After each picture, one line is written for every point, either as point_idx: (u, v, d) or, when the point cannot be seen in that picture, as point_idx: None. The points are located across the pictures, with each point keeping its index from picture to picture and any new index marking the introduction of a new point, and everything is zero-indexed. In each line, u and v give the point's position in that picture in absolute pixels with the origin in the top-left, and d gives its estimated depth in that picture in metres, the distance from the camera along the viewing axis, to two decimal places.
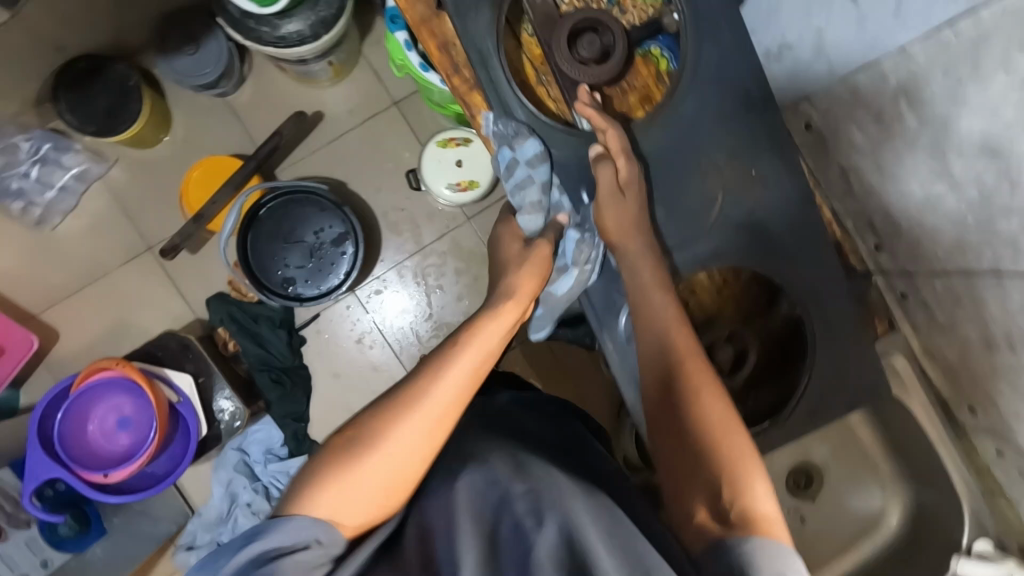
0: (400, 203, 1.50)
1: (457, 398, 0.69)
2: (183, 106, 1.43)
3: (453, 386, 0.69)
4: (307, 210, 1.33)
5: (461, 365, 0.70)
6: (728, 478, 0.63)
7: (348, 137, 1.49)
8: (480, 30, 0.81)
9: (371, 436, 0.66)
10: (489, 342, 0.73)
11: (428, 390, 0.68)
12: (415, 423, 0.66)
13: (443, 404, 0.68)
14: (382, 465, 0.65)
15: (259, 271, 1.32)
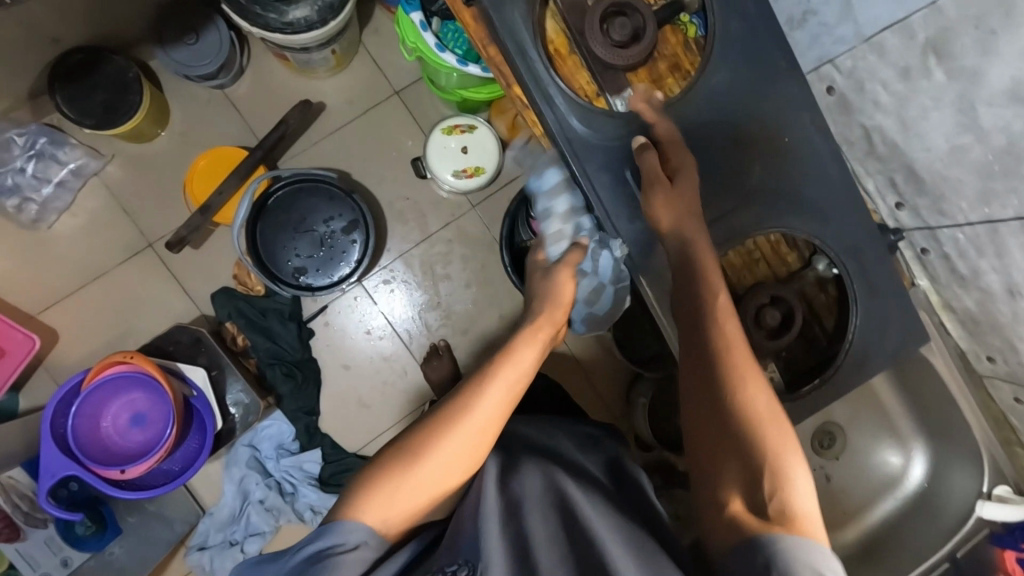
0: (406, 191, 1.50)
1: (500, 412, 0.71)
2: (182, 99, 1.41)
3: (497, 404, 0.71)
4: (316, 199, 1.32)
5: (507, 385, 0.73)
6: (770, 467, 0.59)
7: (351, 127, 1.49)
8: (515, 18, 0.81)
9: (422, 446, 0.67)
10: (523, 368, 0.75)
11: (474, 406, 0.70)
12: (462, 437, 0.68)
13: (488, 421, 0.70)
14: (432, 476, 0.66)
15: (269, 262, 1.31)
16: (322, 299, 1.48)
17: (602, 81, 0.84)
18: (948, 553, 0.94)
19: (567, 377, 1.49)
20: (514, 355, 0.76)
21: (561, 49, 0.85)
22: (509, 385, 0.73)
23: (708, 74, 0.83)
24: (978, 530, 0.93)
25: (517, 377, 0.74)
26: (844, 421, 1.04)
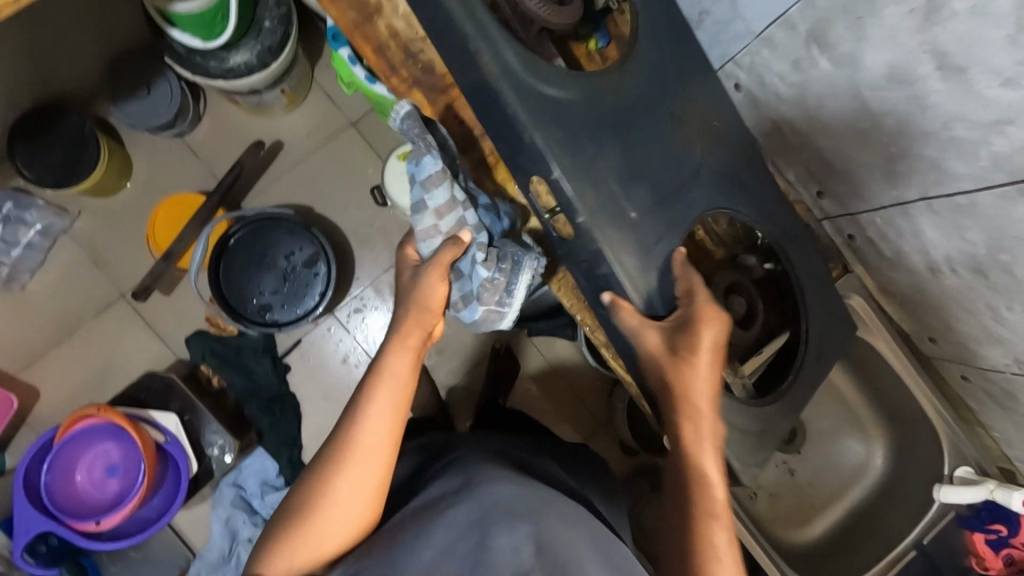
0: (369, 220, 1.52)
1: (386, 432, 0.68)
2: (142, 151, 1.45)
3: (369, 427, 0.67)
4: (276, 236, 1.34)
5: (377, 401, 0.68)
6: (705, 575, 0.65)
7: (310, 161, 1.51)
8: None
9: (304, 500, 0.65)
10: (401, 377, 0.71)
11: (345, 440, 0.66)
12: (341, 478, 0.65)
13: (365, 448, 0.66)
14: (320, 527, 0.63)
15: (234, 301, 1.32)
16: (297, 332, 1.49)
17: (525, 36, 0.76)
18: (914, 540, 0.92)
19: (546, 389, 1.49)
20: (385, 364, 0.71)
21: None
22: (381, 400, 0.68)
23: (643, 56, 0.78)
24: (942, 513, 0.91)
25: (387, 388, 0.69)
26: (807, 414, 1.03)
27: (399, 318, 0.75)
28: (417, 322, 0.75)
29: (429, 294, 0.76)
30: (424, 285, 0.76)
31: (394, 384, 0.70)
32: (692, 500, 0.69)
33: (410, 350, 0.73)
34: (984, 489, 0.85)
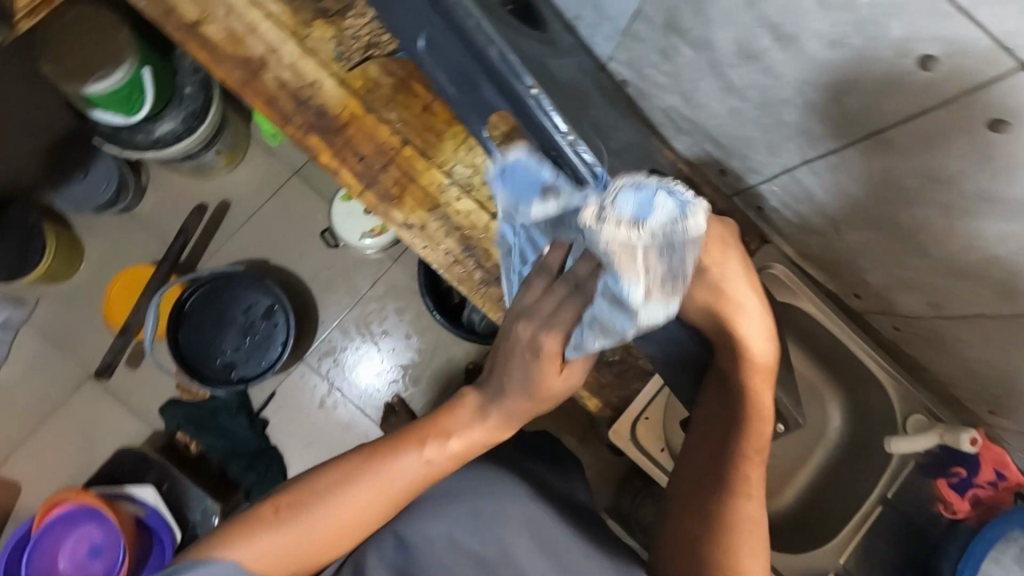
0: (326, 262, 1.53)
1: (412, 480, 0.63)
2: (91, 231, 1.46)
3: (404, 484, 0.63)
4: (231, 293, 1.35)
5: (430, 470, 0.63)
6: (731, 532, 0.60)
7: (259, 215, 1.52)
8: None
9: (295, 500, 0.61)
10: (460, 429, 0.65)
11: (372, 471, 0.62)
12: (346, 503, 0.61)
13: (385, 495, 0.62)
14: (297, 537, 0.59)
15: (199, 364, 1.33)
16: (270, 385, 1.49)
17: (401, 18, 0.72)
18: (879, 495, 0.83)
19: None
20: (457, 434, 0.65)
21: (357, 111, 0.75)
22: (429, 469, 0.63)
23: None
24: (903, 464, 0.84)
25: (442, 465, 0.64)
26: None
27: (492, 380, 0.65)
28: (502, 413, 0.65)
29: (514, 394, 0.63)
30: (535, 366, 0.60)
31: (448, 466, 0.64)
32: (732, 449, 0.63)
33: (487, 434, 0.65)
34: (933, 435, 0.78)
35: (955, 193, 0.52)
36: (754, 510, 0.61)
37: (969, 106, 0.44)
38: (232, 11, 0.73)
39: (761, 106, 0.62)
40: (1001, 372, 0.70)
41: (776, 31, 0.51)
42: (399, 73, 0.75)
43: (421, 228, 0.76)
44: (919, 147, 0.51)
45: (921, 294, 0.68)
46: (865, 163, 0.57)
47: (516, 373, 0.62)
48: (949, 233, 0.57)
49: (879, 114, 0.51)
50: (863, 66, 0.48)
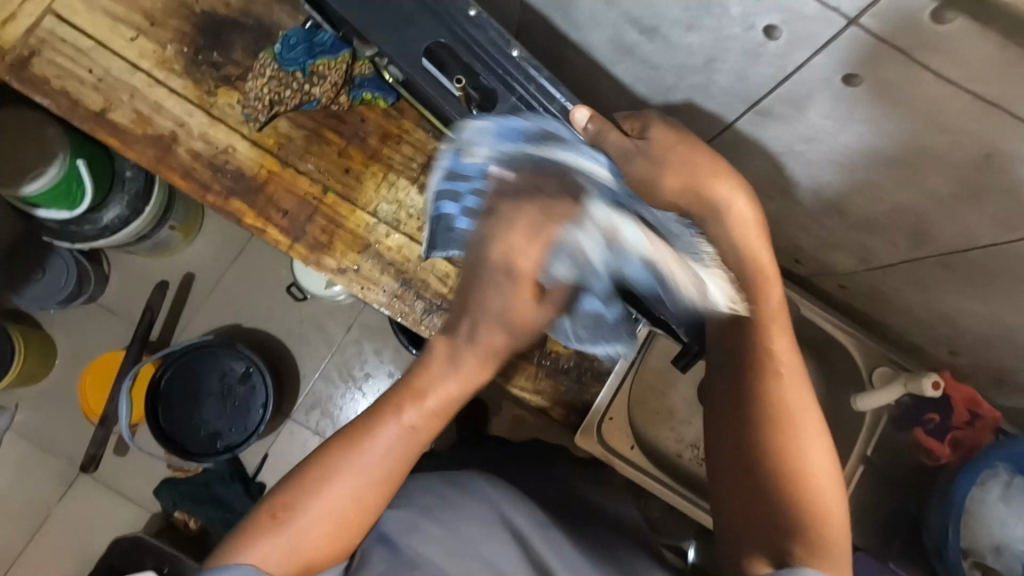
0: (298, 316, 1.52)
1: (399, 459, 0.53)
2: (61, 325, 1.46)
3: (386, 459, 0.53)
4: (205, 363, 1.34)
5: (415, 434, 0.54)
6: (784, 422, 0.51)
7: (225, 281, 1.52)
8: (232, 44, 0.77)
9: (284, 502, 0.50)
10: (447, 390, 0.55)
11: (355, 449, 0.52)
12: (337, 491, 0.51)
13: (380, 480, 0.52)
14: (289, 544, 0.49)
15: (183, 439, 1.32)
16: (261, 448, 1.48)
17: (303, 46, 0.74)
18: (859, 455, 0.82)
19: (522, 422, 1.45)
20: (432, 390, 0.55)
21: (274, 168, 0.76)
22: (415, 434, 0.54)
23: None
24: (878, 418, 0.82)
25: (425, 425, 0.54)
26: None
27: (464, 321, 0.55)
28: (480, 348, 0.55)
29: (492, 331, 0.55)
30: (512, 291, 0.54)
31: (432, 426, 0.55)
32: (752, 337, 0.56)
33: (466, 386, 0.56)
34: (898, 386, 0.77)
35: (840, 152, 0.53)
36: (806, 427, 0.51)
37: (820, 68, 0.45)
38: (136, 93, 0.75)
39: (652, 97, 0.63)
40: (946, 314, 0.70)
41: (639, 25, 0.53)
42: (309, 124, 0.77)
43: (355, 269, 0.77)
44: (793, 114, 0.51)
45: (851, 250, 0.68)
46: (756, 136, 0.58)
47: (491, 296, 0.54)
48: (850, 191, 0.57)
49: (749, 88, 0.52)
50: (720, 43, 0.48)
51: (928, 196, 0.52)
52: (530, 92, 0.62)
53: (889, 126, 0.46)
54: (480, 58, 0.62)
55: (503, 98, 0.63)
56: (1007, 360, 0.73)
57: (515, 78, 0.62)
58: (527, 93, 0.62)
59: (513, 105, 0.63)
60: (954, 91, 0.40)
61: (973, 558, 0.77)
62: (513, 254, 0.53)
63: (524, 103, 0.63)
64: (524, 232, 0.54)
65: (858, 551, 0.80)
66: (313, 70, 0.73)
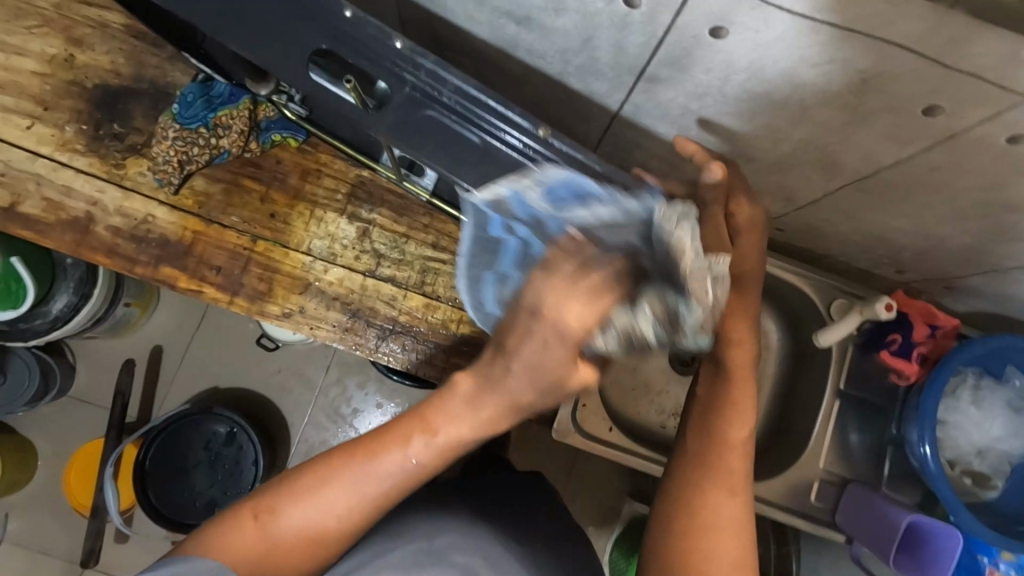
0: (273, 366, 1.48)
1: (393, 490, 0.48)
2: (36, 425, 1.43)
3: (385, 482, 0.48)
4: (186, 433, 1.30)
5: (419, 470, 0.48)
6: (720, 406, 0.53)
7: (193, 348, 1.48)
8: (134, 113, 0.76)
9: (268, 505, 0.48)
10: (463, 431, 0.46)
11: (349, 466, 0.48)
12: (326, 501, 0.48)
13: (372, 497, 0.48)
14: (274, 550, 0.47)
15: (178, 514, 1.28)
16: None
17: (196, 103, 0.73)
18: (834, 389, 0.83)
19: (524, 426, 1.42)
20: (444, 426, 0.46)
21: (199, 227, 0.75)
22: (421, 470, 0.48)
23: None
24: (845, 350, 0.84)
25: (431, 463, 0.48)
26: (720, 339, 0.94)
27: (492, 360, 0.43)
28: (504, 394, 0.44)
29: (524, 384, 0.42)
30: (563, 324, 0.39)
31: (439, 466, 0.48)
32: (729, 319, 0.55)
33: (484, 430, 0.46)
34: (854, 316, 0.77)
35: (733, 102, 0.53)
36: (729, 415, 0.53)
37: (686, 25, 0.45)
38: (42, 180, 0.73)
39: (547, 83, 0.63)
40: (880, 235, 0.71)
41: (513, 17, 0.53)
42: (227, 177, 0.76)
43: (300, 311, 0.76)
44: (678, 74, 0.52)
45: (784, 192, 0.68)
46: (652, 101, 0.58)
47: (530, 345, 0.40)
48: (752, 137, 0.58)
49: (631, 58, 0.52)
50: (589, 17, 0.48)
51: (824, 127, 0.52)
52: (421, 78, 0.54)
53: (768, 66, 0.46)
54: (363, 56, 0.54)
55: (395, 92, 0.55)
56: (950, 267, 0.74)
57: (402, 68, 0.54)
58: (419, 80, 0.55)
59: (409, 96, 0.55)
60: (812, 25, 0.40)
61: (961, 467, 0.78)
62: (546, 298, 0.40)
63: (419, 92, 0.55)
64: (580, 298, 0.39)
65: (850, 483, 0.82)
66: (216, 123, 0.72)
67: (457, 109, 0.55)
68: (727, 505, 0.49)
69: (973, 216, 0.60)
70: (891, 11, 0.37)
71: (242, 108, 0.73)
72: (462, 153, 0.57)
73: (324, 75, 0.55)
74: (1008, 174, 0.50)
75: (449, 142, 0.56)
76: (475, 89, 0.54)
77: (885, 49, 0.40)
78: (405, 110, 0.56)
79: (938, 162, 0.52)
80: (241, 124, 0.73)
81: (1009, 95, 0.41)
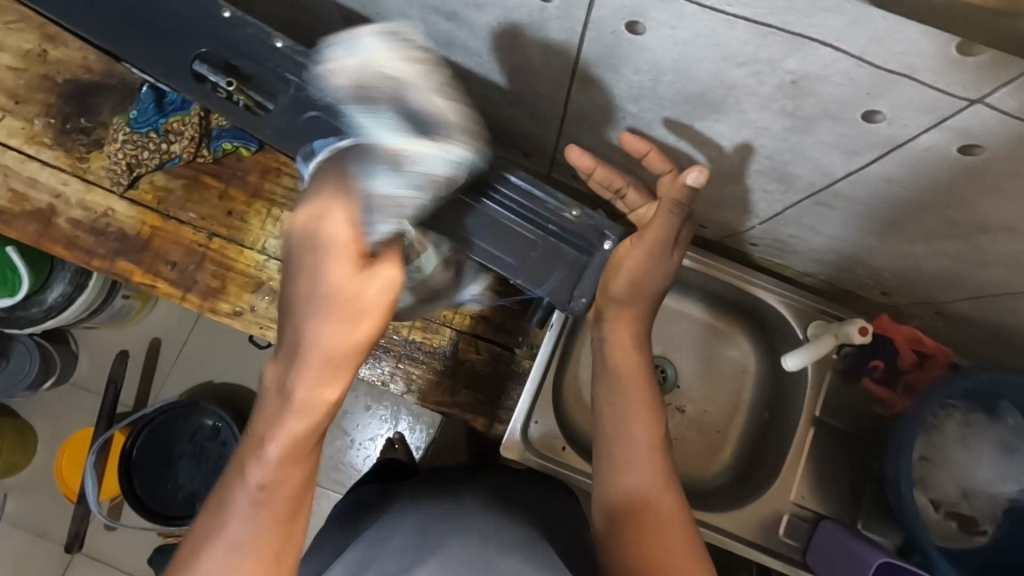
0: (267, 361, 1.35)
1: (269, 521, 0.42)
2: (35, 410, 1.34)
3: (257, 520, 0.42)
4: (173, 425, 1.22)
5: (281, 477, 0.42)
6: (643, 456, 0.55)
7: (193, 339, 1.36)
8: (101, 109, 0.77)
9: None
10: (301, 410, 0.43)
11: (212, 532, 0.41)
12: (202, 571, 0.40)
13: (252, 541, 0.41)
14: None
15: (160, 507, 1.19)
16: None
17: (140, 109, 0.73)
18: (808, 417, 0.78)
19: None
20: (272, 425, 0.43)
21: (157, 223, 0.75)
22: (283, 478, 0.42)
23: None
24: (822, 374, 0.78)
25: (284, 463, 0.42)
26: (690, 358, 0.88)
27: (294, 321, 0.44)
28: (309, 360, 0.42)
29: (315, 325, 0.43)
30: (322, 263, 0.43)
31: (301, 459, 0.43)
32: (631, 382, 0.58)
33: (320, 401, 0.43)
34: (828, 339, 0.72)
35: (669, 105, 0.50)
36: (631, 423, 0.56)
37: (605, 21, 0.42)
38: (10, 172, 0.75)
39: (494, 85, 0.60)
40: (853, 254, 0.67)
41: (441, 13, 0.51)
42: (187, 176, 0.76)
43: (251, 310, 0.75)
44: (610, 74, 0.49)
45: (752, 204, 0.63)
46: (594, 104, 0.56)
47: (306, 279, 0.43)
48: (697, 142, 0.55)
49: (560, 57, 0.49)
50: (511, 15, 0.46)
51: (767, 134, 0.49)
52: (303, 78, 0.59)
53: (698, 65, 0.43)
54: (248, 59, 0.60)
55: (282, 93, 0.60)
56: (937, 292, 0.68)
57: (286, 69, 0.59)
58: (303, 80, 0.59)
59: (295, 97, 0.60)
60: (726, 19, 0.37)
61: (946, 509, 0.72)
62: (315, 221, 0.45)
63: (303, 92, 0.60)
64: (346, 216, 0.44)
65: (823, 519, 0.74)
66: (167, 129, 0.73)
67: (340, 105, 0.60)
68: (673, 538, 0.50)
69: (946, 235, 0.54)
70: (804, 3, 0.33)
71: (192, 114, 0.73)
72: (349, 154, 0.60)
73: (205, 67, 0.60)
74: (972, 190, 0.46)
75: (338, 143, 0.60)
76: None
77: (806, 43, 0.36)
78: (294, 110, 0.61)
79: (893, 174, 0.47)
80: (188, 138, 0.73)
81: (950, 100, 0.37)
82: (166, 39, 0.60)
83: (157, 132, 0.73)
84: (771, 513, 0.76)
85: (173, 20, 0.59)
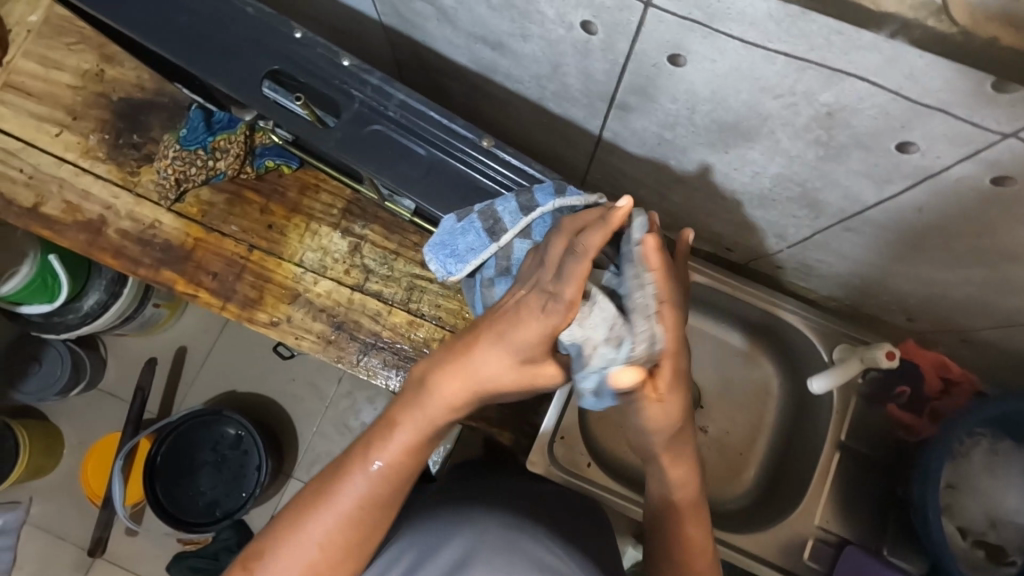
0: (290, 372, 1.37)
1: (371, 505, 0.48)
2: (63, 414, 1.37)
3: (365, 498, 0.48)
4: (196, 433, 1.24)
5: (391, 474, 0.48)
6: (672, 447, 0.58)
7: (219, 348, 1.39)
8: (153, 126, 0.81)
9: (257, 552, 0.48)
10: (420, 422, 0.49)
11: (329, 495, 0.48)
12: (308, 533, 0.47)
13: (354, 519, 0.48)
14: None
15: (181, 514, 1.21)
16: (267, 509, 1.31)
17: (190, 127, 0.78)
18: (834, 441, 0.78)
19: None
20: (405, 422, 0.49)
21: (200, 234, 0.78)
22: (392, 474, 0.48)
23: None
24: (848, 398, 0.78)
25: (400, 463, 0.48)
26: (713, 378, 0.88)
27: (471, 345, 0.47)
28: (468, 380, 0.47)
29: (490, 357, 0.46)
30: (522, 319, 0.45)
31: (412, 463, 0.49)
32: None
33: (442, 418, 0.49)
34: (855, 362, 0.73)
35: (703, 133, 0.52)
36: None
37: (647, 54, 0.44)
38: (65, 184, 0.79)
39: (531, 109, 0.63)
40: (881, 280, 0.68)
41: (487, 42, 0.54)
42: (232, 192, 0.80)
43: (286, 321, 0.77)
44: (647, 103, 0.51)
45: (779, 228, 0.65)
46: (628, 130, 0.58)
47: (499, 326, 0.45)
48: (729, 167, 0.56)
49: (600, 86, 0.52)
50: (556, 47, 0.49)
51: (799, 162, 0.50)
52: (368, 94, 0.62)
53: (735, 96, 0.45)
54: (315, 78, 0.62)
55: (345, 108, 0.62)
56: (962, 319, 0.69)
57: (349, 85, 0.62)
58: (366, 96, 0.62)
59: (358, 112, 0.62)
60: (766, 54, 0.39)
61: (974, 538, 0.71)
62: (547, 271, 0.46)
63: (366, 107, 0.62)
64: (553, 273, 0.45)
65: (848, 544, 0.74)
66: (214, 147, 0.76)
67: (401, 120, 0.62)
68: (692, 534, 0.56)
69: (973, 263, 0.55)
70: (843, 42, 0.35)
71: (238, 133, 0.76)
72: (409, 166, 0.61)
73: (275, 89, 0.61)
74: (1001, 220, 0.47)
75: (397, 155, 0.61)
76: (418, 102, 0.61)
77: (842, 78, 0.38)
78: (355, 125, 0.62)
79: (922, 203, 0.49)
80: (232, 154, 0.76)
81: (984, 133, 0.38)
82: (220, 57, 0.62)
83: (205, 150, 0.76)
84: (795, 537, 0.76)
85: (237, 45, 0.62)
